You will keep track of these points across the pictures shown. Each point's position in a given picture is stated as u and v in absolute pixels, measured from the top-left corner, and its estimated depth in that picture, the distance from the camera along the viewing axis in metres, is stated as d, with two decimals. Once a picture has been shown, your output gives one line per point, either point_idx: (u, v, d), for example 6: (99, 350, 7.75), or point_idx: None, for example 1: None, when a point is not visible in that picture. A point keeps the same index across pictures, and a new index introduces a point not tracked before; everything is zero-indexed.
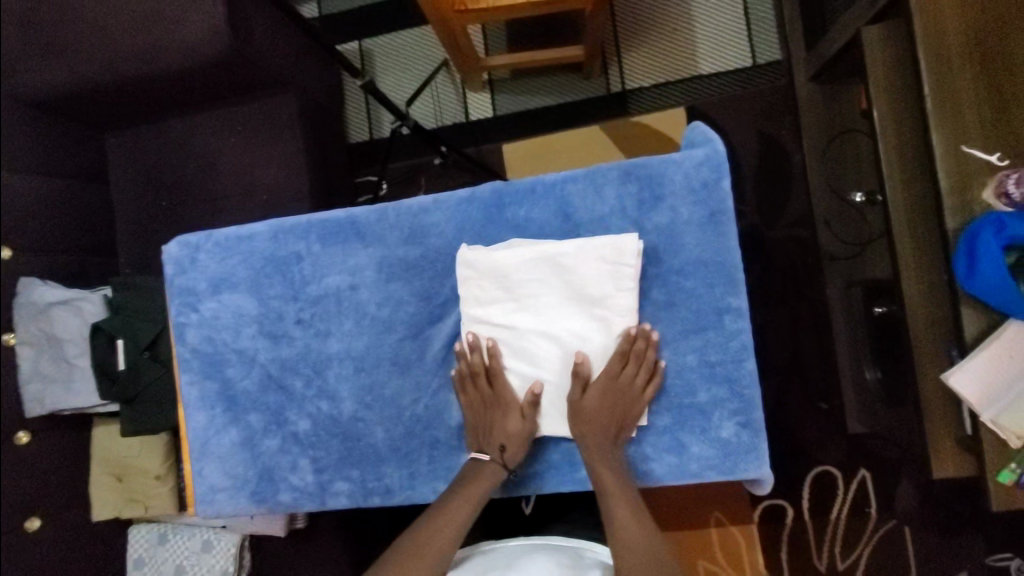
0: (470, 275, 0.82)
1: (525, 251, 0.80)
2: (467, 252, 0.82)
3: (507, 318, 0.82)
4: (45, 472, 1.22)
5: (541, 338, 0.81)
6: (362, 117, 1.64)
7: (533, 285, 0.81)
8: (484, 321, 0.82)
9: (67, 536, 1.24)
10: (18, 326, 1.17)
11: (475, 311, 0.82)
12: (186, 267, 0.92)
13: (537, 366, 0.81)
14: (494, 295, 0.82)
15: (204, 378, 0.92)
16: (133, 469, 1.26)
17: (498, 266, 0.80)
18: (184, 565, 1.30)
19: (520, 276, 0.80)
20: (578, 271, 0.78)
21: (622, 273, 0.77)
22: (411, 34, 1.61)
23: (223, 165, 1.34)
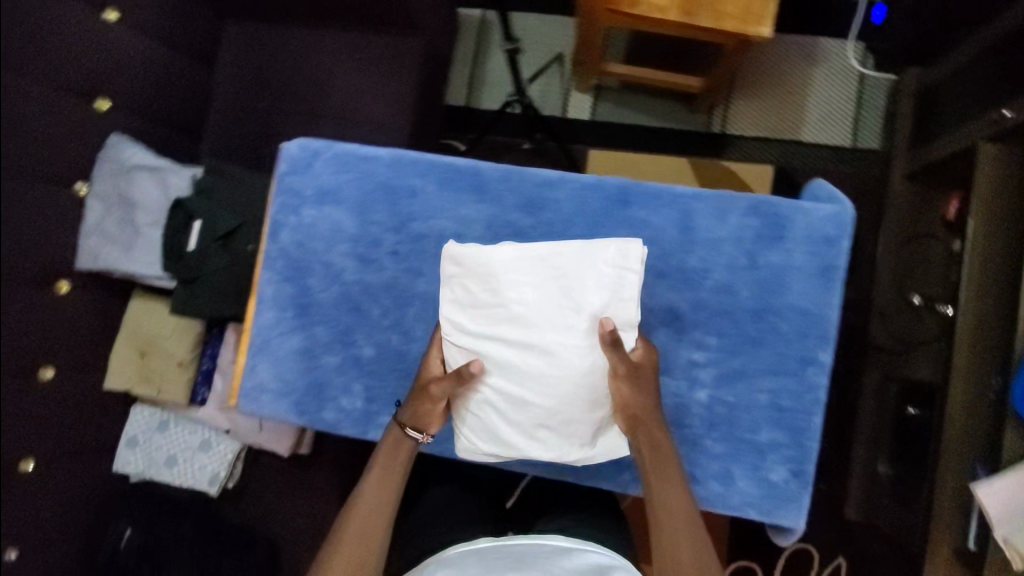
0: (457, 270, 0.80)
1: (518, 253, 0.78)
2: (453, 246, 0.81)
3: (490, 332, 0.78)
4: (75, 326, 1.21)
5: (529, 356, 0.77)
6: (464, 83, 1.67)
7: (522, 295, 0.78)
8: (464, 327, 0.79)
9: (74, 394, 1.23)
10: (97, 178, 1.16)
11: (456, 313, 0.80)
12: (299, 168, 0.92)
13: (524, 385, 0.77)
14: (477, 297, 0.80)
15: (282, 279, 0.92)
16: (159, 349, 1.26)
17: (486, 265, 0.79)
18: (178, 458, 1.30)
19: (510, 279, 0.78)
20: (579, 278, 0.77)
21: (627, 281, 0.77)
22: (534, 19, 1.65)
23: (334, 85, 1.35)
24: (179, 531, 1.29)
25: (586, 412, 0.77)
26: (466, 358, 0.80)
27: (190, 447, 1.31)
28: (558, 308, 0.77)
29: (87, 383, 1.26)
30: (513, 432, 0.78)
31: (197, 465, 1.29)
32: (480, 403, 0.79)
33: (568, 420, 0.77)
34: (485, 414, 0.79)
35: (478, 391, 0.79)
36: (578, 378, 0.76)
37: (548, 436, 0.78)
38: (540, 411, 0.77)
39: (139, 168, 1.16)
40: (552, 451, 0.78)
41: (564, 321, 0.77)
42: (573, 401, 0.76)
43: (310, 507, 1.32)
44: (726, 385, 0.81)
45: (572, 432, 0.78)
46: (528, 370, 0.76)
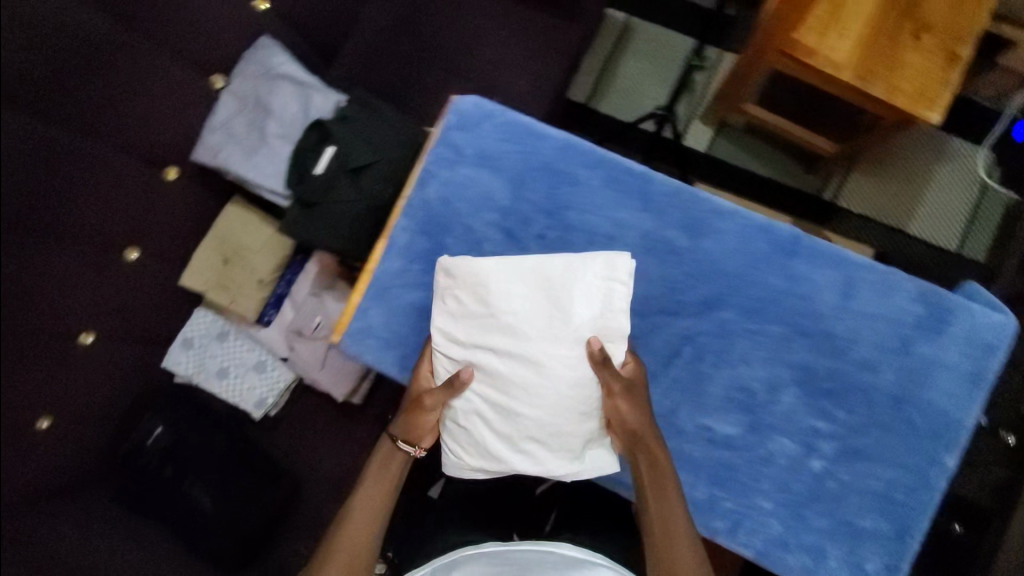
0: (450, 282, 0.82)
1: (508, 265, 0.80)
2: (448, 259, 0.83)
3: (478, 341, 0.80)
4: (170, 214, 1.18)
5: (519, 366, 0.77)
6: (590, 81, 1.65)
7: (512, 302, 0.79)
8: (457, 337, 0.81)
9: (150, 281, 1.20)
10: (239, 76, 1.13)
11: (450, 325, 0.82)
12: (467, 126, 0.88)
13: (513, 395, 0.77)
14: (470, 308, 0.81)
15: (418, 232, 0.88)
16: (244, 260, 1.24)
17: (477, 276, 0.80)
18: (228, 371, 1.27)
19: (500, 291, 0.80)
20: (566, 289, 0.78)
21: (615, 292, 0.79)
22: (677, 39, 1.64)
23: (477, 49, 1.31)
24: (214, 446, 1.25)
25: (574, 423, 0.77)
26: (454, 364, 0.81)
27: (243, 364, 1.28)
28: (548, 316, 0.78)
29: (163, 274, 1.23)
30: (501, 443, 0.78)
31: (247, 384, 1.26)
32: (469, 414, 0.79)
33: (556, 433, 0.77)
34: (474, 426, 0.79)
35: (467, 402, 0.79)
36: (564, 386, 0.77)
37: (535, 449, 0.78)
38: (528, 423, 0.77)
39: (283, 77, 1.13)
40: (539, 467, 0.78)
41: (552, 330, 0.78)
42: (559, 411, 0.77)
43: (343, 456, 1.30)
44: (845, 461, 0.80)
45: (563, 443, 0.78)
46: (518, 379, 0.77)
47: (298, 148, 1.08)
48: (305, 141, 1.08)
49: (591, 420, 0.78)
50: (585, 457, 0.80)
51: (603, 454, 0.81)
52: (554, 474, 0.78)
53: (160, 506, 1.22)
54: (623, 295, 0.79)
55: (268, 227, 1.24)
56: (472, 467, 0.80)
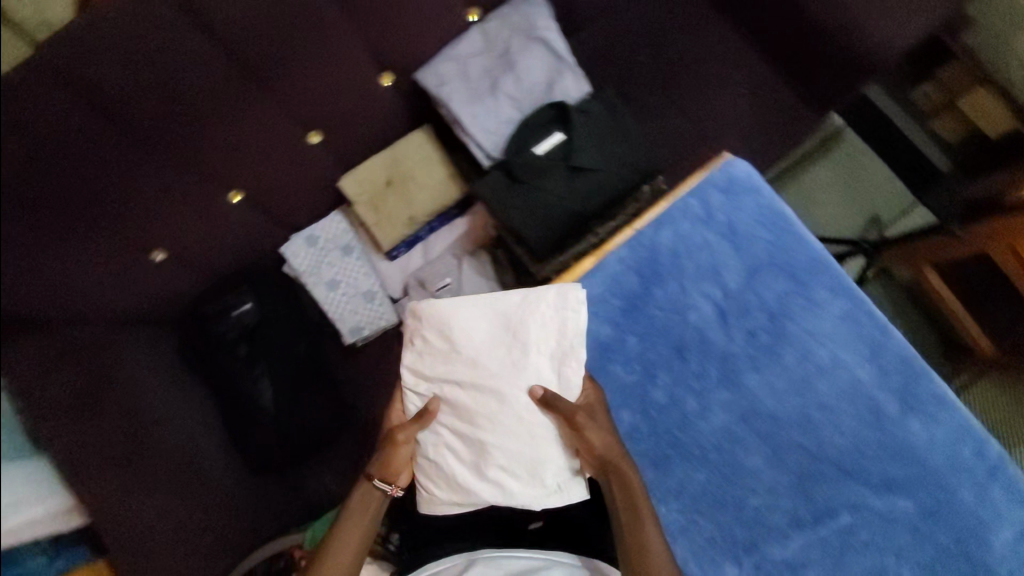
0: (419, 326, 0.82)
1: (475, 303, 0.81)
2: (417, 304, 0.82)
3: (442, 374, 0.80)
4: (365, 116, 1.13)
5: (483, 397, 0.78)
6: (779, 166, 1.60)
7: (475, 333, 0.80)
8: (424, 377, 0.81)
9: (311, 168, 1.15)
10: (499, 20, 1.07)
11: (420, 366, 0.81)
12: (729, 193, 0.82)
13: (478, 425, 0.78)
14: (436, 351, 0.81)
15: (633, 269, 0.82)
16: (406, 191, 1.19)
17: (443, 319, 0.81)
18: (338, 285, 1.23)
19: (464, 329, 0.80)
20: (525, 322, 0.79)
21: (570, 325, 0.80)
22: (882, 173, 1.58)
23: (719, 98, 1.24)
24: (294, 352, 1.22)
25: (537, 448, 0.78)
26: (421, 393, 0.81)
27: (354, 286, 1.23)
28: (507, 346, 0.79)
29: (326, 166, 1.17)
30: (466, 471, 0.79)
31: (350, 306, 1.22)
32: (435, 445, 0.80)
33: (520, 462, 0.78)
34: (444, 459, 0.80)
35: (432, 435, 0.81)
36: (520, 411, 0.78)
37: (503, 477, 0.77)
38: (492, 452, 0.78)
39: (540, 41, 1.06)
40: (501, 494, 0.78)
41: (512, 357, 0.79)
42: (519, 439, 0.78)
43: None
44: None
45: (530, 469, 0.78)
46: (484, 411, 0.78)
47: (525, 120, 1.03)
48: (536, 116, 1.03)
49: (552, 447, 0.79)
50: (551, 487, 0.79)
51: (572, 485, 0.81)
52: (518, 503, 0.78)
53: (220, 384, 1.20)
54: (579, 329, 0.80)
55: (444, 168, 1.19)
56: (445, 499, 0.80)
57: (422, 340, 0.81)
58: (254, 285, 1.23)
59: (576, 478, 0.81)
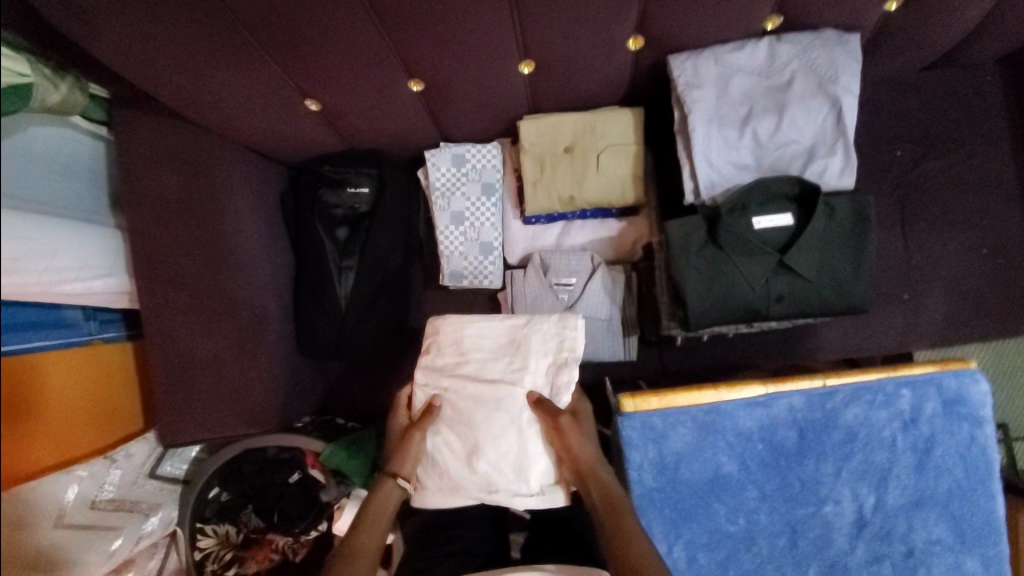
0: (438, 335, 0.89)
1: (488, 319, 0.88)
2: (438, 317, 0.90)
3: (449, 376, 0.86)
4: (590, 72, 0.96)
5: (481, 402, 0.84)
6: None
7: (485, 339, 0.88)
8: (432, 381, 0.87)
9: (504, 95, 1.00)
10: (798, 47, 0.87)
11: (431, 373, 0.88)
12: (951, 411, 0.70)
13: (473, 427, 0.83)
14: (449, 362, 0.88)
15: (797, 426, 0.72)
16: (582, 166, 1.04)
17: (459, 330, 0.88)
18: (461, 220, 1.12)
19: (479, 342, 0.88)
20: (528, 337, 0.87)
21: (567, 345, 0.86)
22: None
23: (945, 241, 1.08)
24: (388, 262, 1.14)
25: (526, 452, 0.82)
26: (426, 392, 0.87)
27: (477, 229, 1.12)
28: (508, 357, 0.86)
29: (518, 99, 1.02)
30: (458, 466, 0.83)
31: (463, 247, 1.12)
32: (433, 441, 0.84)
33: (509, 459, 0.82)
34: (437, 455, 0.84)
35: (431, 433, 0.85)
36: (515, 414, 0.83)
37: (492, 474, 0.82)
38: (484, 449, 0.82)
39: (831, 95, 0.86)
40: (487, 488, 0.82)
41: (513, 367, 0.86)
42: (510, 440, 0.82)
43: None
44: None
45: (519, 470, 0.82)
46: (483, 415, 0.83)
47: (760, 179, 0.86)
48: (775, 184, 0.86)
49: (537, 450, 0.83)
50: (533, 488, 0.82)
51: (554, 489, 0.83)
52: (500, 499, 0.82)
53: (305, 254, 1.13)
54: (574, 352, 0.85)
55: (633, 164, 1.04)
56: (436, 490, 0.84)
57: (437, 346, 0.89)
58: (383, 175, 1.13)
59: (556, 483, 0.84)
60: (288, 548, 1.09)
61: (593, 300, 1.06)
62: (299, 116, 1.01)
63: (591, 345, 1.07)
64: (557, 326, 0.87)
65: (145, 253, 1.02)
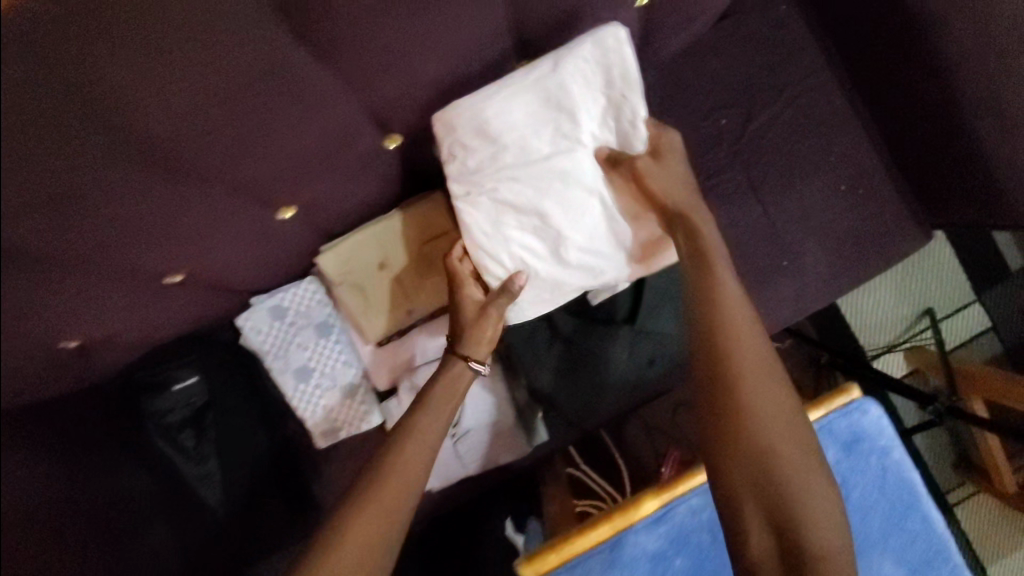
0: (457, 132, 0.75)
1: (508, 86, 0.74)
2: (443, 114, 0.74)
3: (489, 170, 0.76)
4: (360, 185, 0.83)
5: (545, 183, 0.76)
6: (863, 295, 1.41)
7: (511, 117, 0.75)
8: (475, 188, 0.76)
9: (282, 243, 0.86)
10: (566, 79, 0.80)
11: (469, 175, 0.76)
12: (851, 452, 0.74)
13: (550, 211, 0.76)
14: (483, 154, 0.76)
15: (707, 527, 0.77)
16: (406, 275, 0.93)
17: (483, 116, 0.74)
18: (307, 373, 0.98)
19: (513, 119, 0.75)
20: (568, 82, 0.75)
21: (613, 71, 0.76)
22: (947, 288, 1.41)
23: (804, 189, 1.00)
24: (254, 448, 1.00)
25: (611, 216, 0.79)
26: (471, 198, 0.76)
27: (328, 375, 0.99)
28: (552, 120, 0.76)
29: (301, 237, 0.87)
30: (548, 263, 0.79)
31: (323, 400, 0.99)
32: (510, 251, 0.77)
33: (597, 239, 0.79)
34: (524, 258, 0.78)
35: (505, 245, 0.77)
36: (587, 176, 0.77)
37: (586, 258, 0.79)
38: (569, 237, 0.77)
39: None
40: (588, 272, 0.80)
41: (564, 130, 0.76)
42: (593, 214, 0.78)
43: None
44: None
45: (614, 230, 0.80)
46: (551, 196, 0.76)
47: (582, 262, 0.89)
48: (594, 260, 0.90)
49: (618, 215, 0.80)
50: (634, 247, 0.81)
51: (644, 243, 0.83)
52: (606, 276, 0.81)
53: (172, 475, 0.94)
54: (622, 74, 0.75)
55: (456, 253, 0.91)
56: (531, 300, 0.80)
57: (462, 147, 0.75)
58: (207, 358, 0.98)
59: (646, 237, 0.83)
60: None
61: (478, 409, 0.92)
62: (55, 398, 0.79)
63: (495, 455, 0.94)
64: (593, 51, 0.75)
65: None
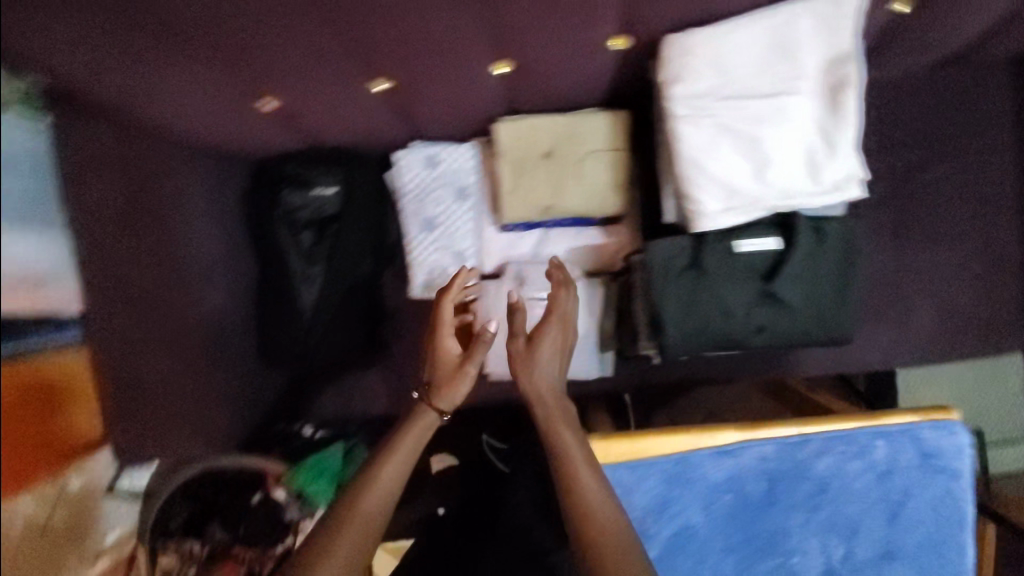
0: (691, 59, 0.76)
1: (747, 27, 0.75)
2: (679, 39, 0.76)
3: (711, 97, 0.77)
4: (566, 72, 0.87)
5: (760, 117, 0.77)
6: None
7: (744, 53, 0.76)
8: (692, 112, 0.78)
9: (473, 97, 0.92)
10: None
11: (693, 99, 0.78)
12: (926, 465, 0.69)
13: (760, 139, 0.77)
14: (710, 84, 0.77)
15: (766, 477, 0.69)
16: (561, 173, 0.97)
17: (718, 51, 0.76)
18: (431, 225, 1.06)
19: (744, 57, 0.76)
20: (799, 31, 0.75)
21: (838, 27, 0.74)
22: None
23: (941, 252, 1.03)
24: (358, 270, 1.08)
25: (817, 150, 0.77)
26: (690, 120, 0.78)
27: (447, 236, 1.06)
28: (778, 62, 0.76)
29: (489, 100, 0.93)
30: (747, 184, 0.78)
31: (433, 255, 1.06)
32: (711, 169, 0.78)
33: (800, 168, 0.77)
34: (725, 176, 0.78)
35: (712, 163, 0.78)
36: (801, 113, 0.77)
37: (787, 182, 0.77)
38: (774, 162, 0.77)
39: None
40: (782, 196, 0.78)
41: (783, 74, 0.76)
42: (800, 146, 0.77)
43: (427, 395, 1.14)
44: None
45: (818, 167, 0.77)
46: (768, 127, 0.76)
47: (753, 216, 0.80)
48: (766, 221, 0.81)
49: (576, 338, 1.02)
50: (835, 183, 0.78)
51: (847, 180, 0.78)
52: (799, 204, 0.78)
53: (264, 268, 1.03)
54: (848, 39, 0.75)
55: (611, 175, 0.97)
56: (721, 216, 0.79)
57: (692, 73, 0.77)
58: (354, 173, 1.05)
59: (849, 173, 0.78)
60: None
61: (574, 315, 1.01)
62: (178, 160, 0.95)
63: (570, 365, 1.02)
64: (824, 13, 0.74)
65: None
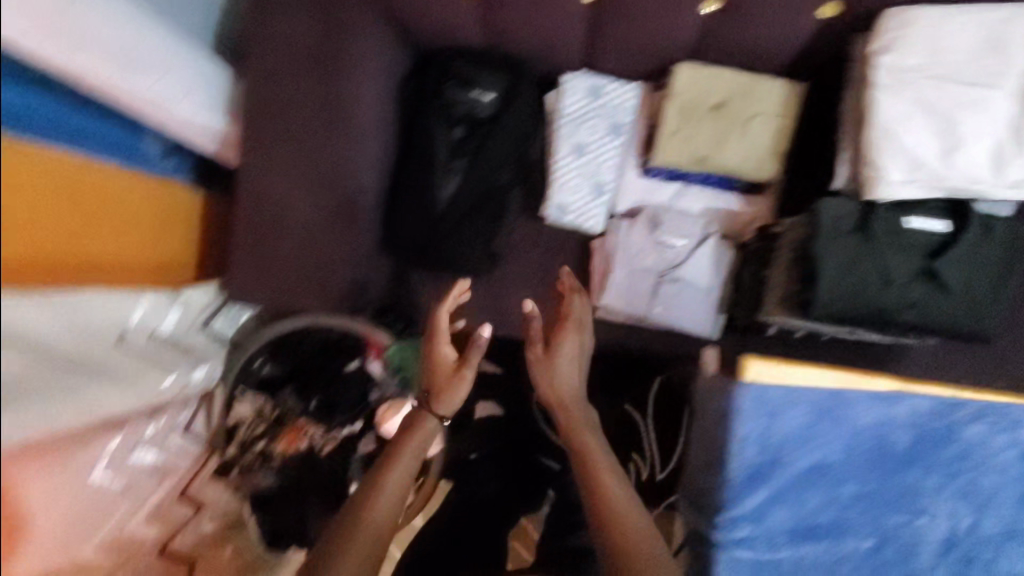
0: (907, 34, 0.81)
1: (965, 18, 0.81)
2: (899, 15, 0.81)
3: (917, 73, 0.81)
4: (768, 26, 0.91)
5: (960, 101, 0.80)
6: None
7: (956, 42, 0.81)
8: (896, 82, 0.82)
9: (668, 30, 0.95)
10: None
11: (899, 71, 0.82)
12: None
13: (956, 122, 0.80)
14: (918, 61, 0.82)
15: (921, 429, 0.80)
16: (726, 128, 1.00)
17: (933, 33, 0.81)
18: (579, 151, 1.07)
19: (955, 45, 0.81)
20: (1016, 31, 0.79)
21: None
22: None
23: None
24: (494, 178, 1.05)
25: (1007, 146, 0.80)
26: (893, 88, 0.81)
27: (592, 165, 1.07)
28: (989, 55, 0.80)
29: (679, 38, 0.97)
30: (934, 161, 0.81)
31: (574, 180, 1.07)
32: (904, 139, 0.81)
33: (987, 159, 0.81)
34: (915, 149, 0.81)
35: (906, 133, 0.81)
36: (1000, 106, 0.80)
37: (973, 168, 0.80)
38: (966, 146, 0.80)
39: None
40: (965, 181, 0.81)
41: (992, 68, 0.80)
42: (992, 137, 0.80)
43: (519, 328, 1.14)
44: None
45: (1005, 161, 0.80)
46: (966, 113, 0.80)
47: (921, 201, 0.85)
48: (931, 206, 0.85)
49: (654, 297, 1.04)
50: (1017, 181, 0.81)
51: None
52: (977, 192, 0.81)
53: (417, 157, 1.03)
54: None
55: (772, 141, 1.00)
56: (903, 185, 0.81)
57: (905, 47, 0.81)
58: (518, 82, 1.05)
59: None
60: (317, 439, 1.03)
61: (704, 266, 1.04)
62: (364, 17, 0.96)
63: (686, 314, 1.04)
64: None
65: (271, 126, 0.96)
